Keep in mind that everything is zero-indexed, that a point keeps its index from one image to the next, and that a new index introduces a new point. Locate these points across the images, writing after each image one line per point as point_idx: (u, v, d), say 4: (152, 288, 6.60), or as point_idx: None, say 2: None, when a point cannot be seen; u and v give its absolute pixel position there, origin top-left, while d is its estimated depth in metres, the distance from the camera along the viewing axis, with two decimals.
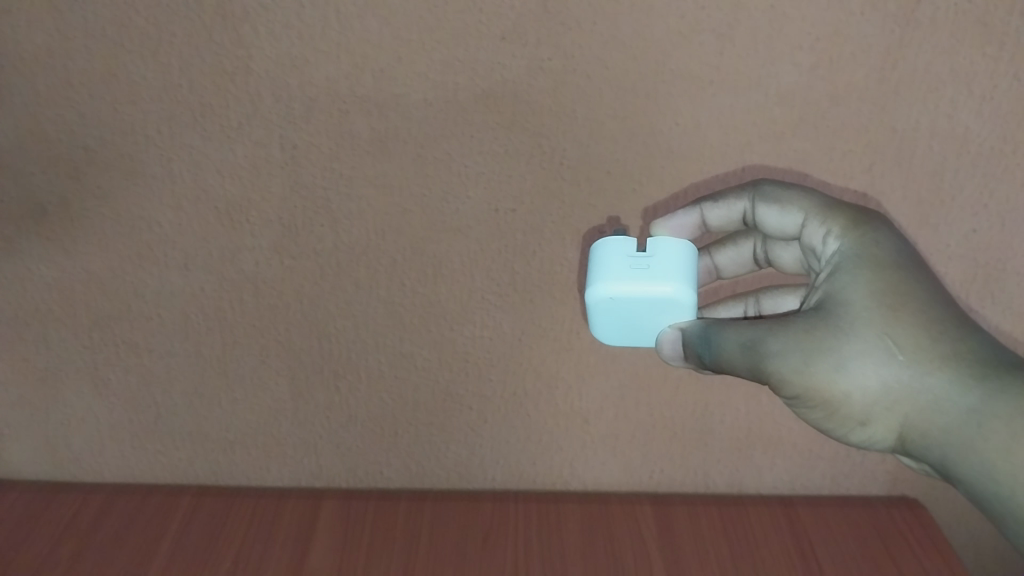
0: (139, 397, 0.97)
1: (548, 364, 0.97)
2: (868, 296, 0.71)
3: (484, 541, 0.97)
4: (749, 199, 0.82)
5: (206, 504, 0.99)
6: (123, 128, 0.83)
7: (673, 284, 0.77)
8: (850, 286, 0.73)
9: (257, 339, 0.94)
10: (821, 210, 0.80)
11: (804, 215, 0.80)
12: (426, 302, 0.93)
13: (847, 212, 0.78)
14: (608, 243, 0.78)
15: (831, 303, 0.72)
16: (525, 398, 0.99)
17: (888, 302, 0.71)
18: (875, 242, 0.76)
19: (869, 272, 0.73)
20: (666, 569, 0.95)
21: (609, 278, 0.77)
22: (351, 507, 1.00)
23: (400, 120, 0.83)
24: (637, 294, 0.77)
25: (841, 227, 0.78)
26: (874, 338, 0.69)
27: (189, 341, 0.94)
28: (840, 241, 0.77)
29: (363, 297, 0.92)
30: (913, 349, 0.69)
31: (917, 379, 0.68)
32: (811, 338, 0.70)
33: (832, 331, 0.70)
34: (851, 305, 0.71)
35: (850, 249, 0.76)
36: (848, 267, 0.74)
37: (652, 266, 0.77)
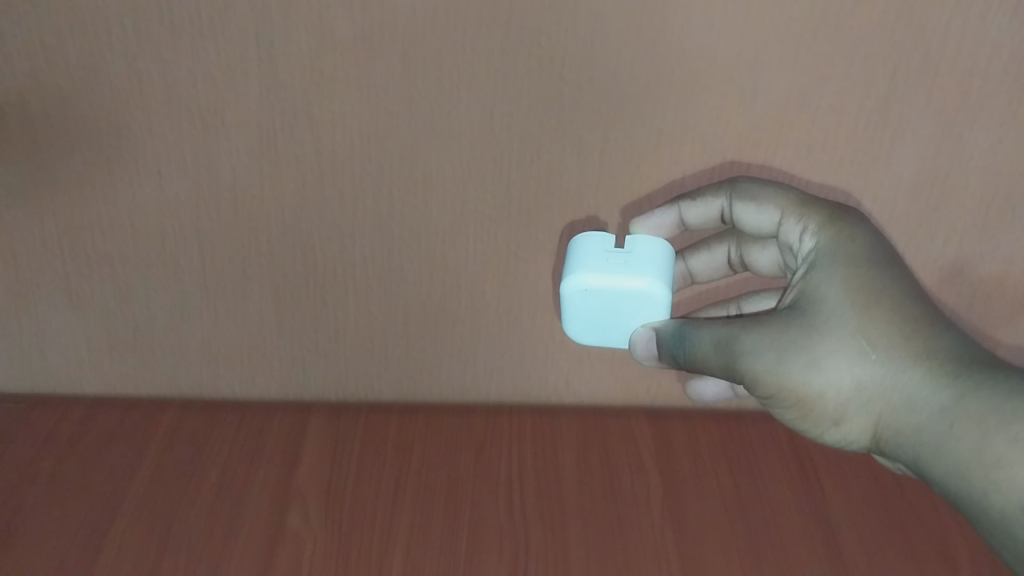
0: (116, 311, 0.93)
1: (545, 278, 0.92)
2: (841, 294, 0.72)
3: (477, 455, 0.96)
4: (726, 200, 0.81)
5: (191, 419, 0.98)
6: (81, 22, 0.75)
7: (647, 282, 0.78)
8: (824, 284, 0.73)
9: (237, 249, 0.89)
10: (798, 206, 0.79)
11: (781, 212, 0.80)
12: (414, 211, 0.87)
13: (826, 211, 0.78)
14: (586, 241, 0.80)
15: (805, 301, 0.73)
16: (521, 313, 0.94)
17: (862, 299, 0.71)
18: (851, 239, 0.76)
19: (844, 270, 0.73)
20: (662, 483, 0.94)
21: (586, 267, 0.79)
22: (342, 421, 0.99)
23: (386, 15, 0.75)
24: (612, 287, 0.79)
25: (820, 224, 0.78)
26: (845, 336, 0.69)
27: (166, 252, 0.89)
28: (816, 240, 0.78)
29: (348, 206, 0.87)
30: (886, 347, 0.69)
31: (890, 377, 0.68)
32: (782, 337, 0.71)
33: (806, 330, 0.70)
34: (824, 302, 0.72)
35: (826, 249, 0.76)
36: (824, 265, 0.75)
37: (629, 265, 0.79)
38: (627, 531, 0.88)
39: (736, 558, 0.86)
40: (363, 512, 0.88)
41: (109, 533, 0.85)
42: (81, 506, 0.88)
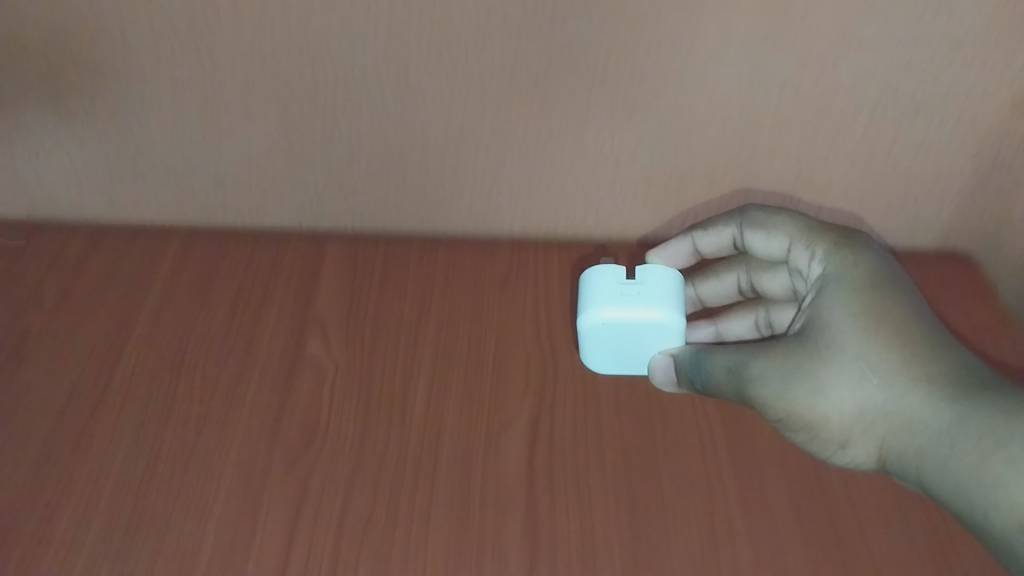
0: (107, 128, 0.81)
1: (579, 100, 0.76)
2: (848, 318, 0.66)
3: (500, 288, 0.88)
4: (734, 229, 0.78)
5: (199, 247, 0.91)
6: None
7: (660, 313, 0.72)
8: (828, 309, 0.68)
9: (231, 61, 0.74)
10: (805, 233, 0.74)
11: (790, 240, 0.75)
12: (435, 22, 0.70)
13: (839, 236, 0.73)
14: (600, 278, 0.73)
15: (811, 327, 0.68)
16: (558, 140, 0.80)
17: (873, 332, 0.65)
18: (855, 265, 0.70)
19: (850, 295, 0.68)
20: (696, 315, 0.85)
21: (599, 305, 0.73)
22: (358, 254, 0.90)
23: None
24: (628, 322, 0.72)
25: (829, 249, 0.72)
26: (854, 366, 0.64)
27: (154, 66, 0.75)
28: (824, 272, 0.72)
29: (355, 11, 0.70)
30: (897, 379, 0.64)
31: (900, 394, 0.63)
32: (784, 365, 0.66)
33: (810, 356, 0.65)
34: (830, 331, 0.66)
35: (837, 270, 0.70)
36: (833, 289, 0.69)
37: (642, 297, 0.72)
38: None
39: None
40: (383, 333, 0.81)
41: (121, 353, 0.78)
42: (87, 330, 0.80)
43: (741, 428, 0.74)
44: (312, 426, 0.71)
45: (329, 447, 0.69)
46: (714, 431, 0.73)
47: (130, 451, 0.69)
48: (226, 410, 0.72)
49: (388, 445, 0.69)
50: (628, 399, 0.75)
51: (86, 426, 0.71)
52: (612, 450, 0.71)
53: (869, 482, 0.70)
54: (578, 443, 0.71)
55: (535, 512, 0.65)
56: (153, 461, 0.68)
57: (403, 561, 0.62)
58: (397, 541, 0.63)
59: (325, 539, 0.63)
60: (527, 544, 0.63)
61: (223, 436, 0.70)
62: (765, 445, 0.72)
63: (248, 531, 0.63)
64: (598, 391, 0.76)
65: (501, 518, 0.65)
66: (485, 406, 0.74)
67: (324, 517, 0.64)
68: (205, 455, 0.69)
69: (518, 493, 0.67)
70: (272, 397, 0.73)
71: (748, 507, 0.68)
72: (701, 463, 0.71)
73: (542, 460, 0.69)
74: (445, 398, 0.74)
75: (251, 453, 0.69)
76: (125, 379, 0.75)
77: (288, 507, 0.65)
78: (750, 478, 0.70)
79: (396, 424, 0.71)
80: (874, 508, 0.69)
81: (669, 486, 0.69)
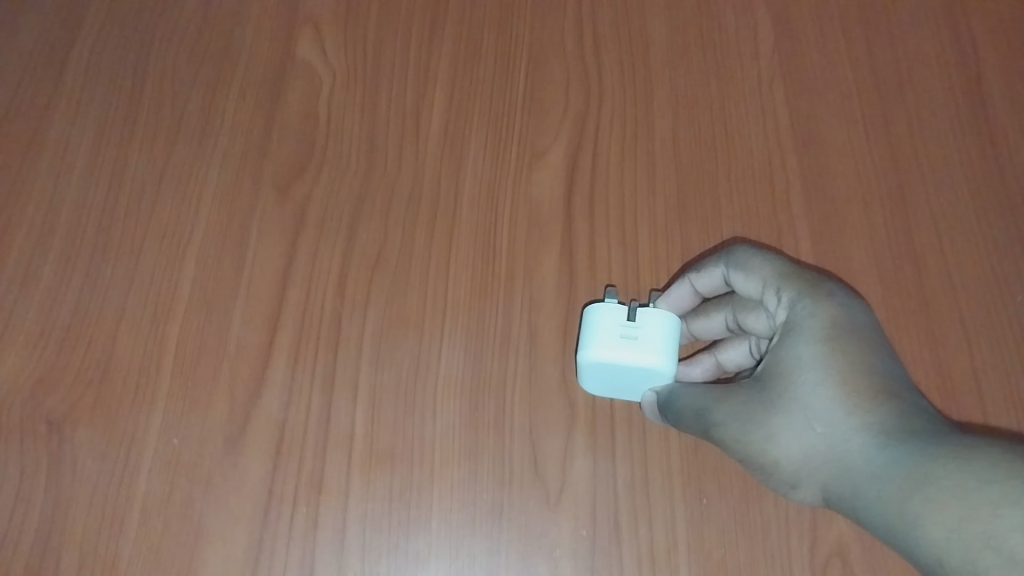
0: None
1: None
2: (823, 366, 0.38)
3: None
4: (724, 272, 0.45)
5: None
6: None
7: (662, 363, 0.44)
8: (790, 342, 0.40)
9: None
10: (793, 278, 0.42)
11: (768, 295, 0.43)
12: None
13: (810, 279, 0.42)
14: (593, 309, 0.46)
15: (770, 362, 0.40)
16: None
17: (844, 381, 0.37)
18: (845, 323, 0.39)
19: (836, 334, 0.39)
20: (778, 59, 0.63)
21: (602, 344, 0.45)
22: None
23: None
24: (633, 368, 0.45)
25: (797, 293, 0.41)
26: (805, 419, 0.38)
27: None
28: (778, 289, 0.42)
29: None
30: (853, 435, 0.37)
31: (849, 448, 0.37)
32: (744, 420, 0.40)
33: (756, 403, 0.39)
34: (794, 373, 0.39)
35: (803, 306, 0.41)
36: (786, 289, 0.42)
37: (642, 339, 0.45)
38: (736, 71, 0.62)
39: (864, 111, 0.61)
40: (392, 27, 0.61)
41: (78, 34, 0.59)
42: (19, 28, 0.58)
43: (823, 156, 0.59)
44: (308, 141, 0.56)
45: (328, 169, 0.54)
46: (790, 149, 0.59)
47: (94, 159, 0.54)
48: (206, 112, 0.56)
49: (400, 167, 0.55)
50: (692, 121, 0.59)
51: (38, 121, 0.55)
52: (665, 174, 0.57)
53: (974, 238, 0.57)
54: (629, 169, 0.56)
55: (575, 256, 0.53)
56: (122, 171, 0.54)
57: (421, 304, 0.50)
58: (414, 280, 0.51)
59: (328, 277, 0.51)
60: (564, 296, 0.51)
61: (203, 145, 0.55)
62: (851, 177, 0.58)
63: (236, 265, 0.51)
64: (652, 109, 0.59)
65: (533, 260, 0.52)
66: (516, 119, 0.58)
67: (325, 252, 0.51)
68: (183, 169, 0.54)
69: (554, 228, 0.54)
70: (261, 100, 0.57)
71: (820, 243, 0.55)
72: (771, 193, 0.57)
73: (583, 189, 0.55)
74: (465, 107, 0.58)
75: (235, 170, 0.54)
76: (83, 63, 0.58)
77: (285, 235, 0.52)
78: (833, 224, 0.56)
79: (409, 141, 0.56)
80: (979, 263, 0.56)
81: (727, 211, 0.56)
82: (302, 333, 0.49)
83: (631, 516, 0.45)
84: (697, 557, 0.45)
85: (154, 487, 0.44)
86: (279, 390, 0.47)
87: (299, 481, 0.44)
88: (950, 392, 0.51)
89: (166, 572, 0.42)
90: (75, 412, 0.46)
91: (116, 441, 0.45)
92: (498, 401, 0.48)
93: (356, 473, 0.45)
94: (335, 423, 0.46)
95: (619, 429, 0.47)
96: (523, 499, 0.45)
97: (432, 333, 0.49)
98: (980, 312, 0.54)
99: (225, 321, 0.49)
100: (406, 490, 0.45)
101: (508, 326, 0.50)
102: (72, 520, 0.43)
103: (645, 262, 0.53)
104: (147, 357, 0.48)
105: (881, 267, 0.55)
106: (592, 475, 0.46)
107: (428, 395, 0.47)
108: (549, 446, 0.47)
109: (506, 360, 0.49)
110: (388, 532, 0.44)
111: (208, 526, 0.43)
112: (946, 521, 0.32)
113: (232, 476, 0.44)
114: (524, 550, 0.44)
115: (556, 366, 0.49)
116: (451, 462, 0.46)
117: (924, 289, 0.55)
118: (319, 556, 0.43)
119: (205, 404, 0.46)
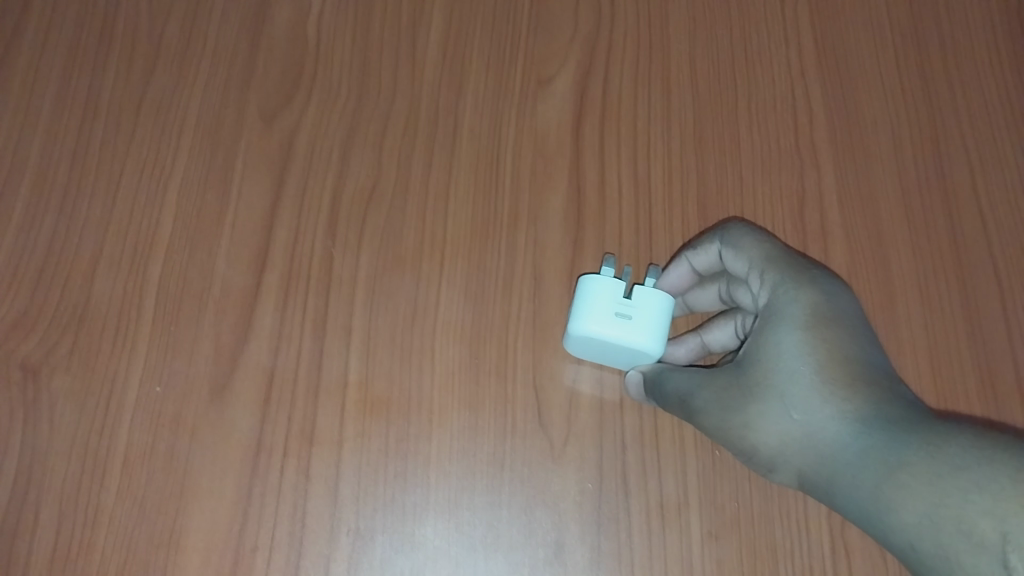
0: None
1: None
2: (802, 353, 0.36)
3: None
4: (718, 250, 0.43)
5: None
6: None
7: (652, 345, 0.42)
8: (771, 326, 0.38)
9: None
10: (780, 261, 0.40)
11: (757, 279, 0.40)
12: None
13: (794, 264, 0.39)
14: (589, 278, 0.43)
15: (750, 347, 0.38)
16: None
17: (823, 368, 0.35)
18: (826, 309, 0.37)
19: (818, 319, 0.37)
20: None
21: (593, 318, 0.42)
22: None
23: None
24: (621, 345, 0.43)
25: (779, 277, 0.39)
26: (783, 406, 0.36)
27: None
28: (760, 271, 0.40)
29: None
30: (829, 421, 0.35)
31: (826, 435, 0.35)
32: (723, 407, 0.38)
33: (736, 387, 0.38)
34: (772, 361, 0.37)
35: (785, 291, 0.38)
36: (767, 272, 0.40)
37: (635, 318, 0.42)
38: None
39: (895, 36, 0.57)
40: None
41: None
42: None
43: (850, 85, 0.55)
44: (295, 68, 0.51)
45: (317, 98, 0.50)
46: (815, 76, 0.55)
47: (68, 86, 0.50)
48: (187, 36, 0.52)
49: (395, 96, 0.51)
50: (710, 47, 0.55)
51: (6, 44, 0.51)
52: (680, 104, 0.53)
53: (1009, 174, 0.53)
54: (642, 98, 0.52)
55: (583, 193, 0.49)
56: (98, 99, 0.50)
57: (418, 245, 0.47)
58: (411, 218, 0.48)
59: (319, 215, 0.47)
60: (570, 236, 0.48)
61: (183, 71, 0.51)
62: (880, 108, 0.54)
63: (220, 201, 0.47)
64: (667, 32, 0.55)
65: (538, 197, 0.49)
66: (520, 43, 0.53)
67: (315, 188, 0.48)
68: (163, 98, 0.50)
69: (560, 163, 0.50)
70: (246, 22, 0.53)
71: (845, 179, 0.52)
72: (794, 125, 0.53)
73: (592, 120, 0.51)
74: (464, 30, 0.54)
75: (219, 99, 0.50)
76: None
77: (273, 170, 0.48)
78: (859, 158, 0.52)
79: (404, 68, 0.52)
80: (1014, 203, 0.52)
81: (746, 144, 0.52)
82: (291, 275, 0.46)
83: (640, 470, 0.43)
84: (708, 512, 0.42)
85: (137, 438, 0.41)
86: (268, 336, 0.44)
87: (289, 432, 0.42)
88: (979, 340, 0.48)
89: (151, 527, 0.40)
90: (52, 359, 0.43)
91: (95, 390, 0.42)
92: (501, 348, 0.45)
93: (350, 425, 0.42)
94: (327, 371, 0.43)
95: (627, 379, 0.45)
96: (526, 451, 0.43)
97: (430, 276, 0.46)
98: (1012, 256, 0.51)
99: (210, 262, 0.46)
100: (403, 442, 0.42)
101: (511, 268, 0.47)
102: (51, 474, 0.40)
103: (657, 201, 0.49)
104: (126, 300, 0.44)
105: (909, 205, 0.52)
106: (598, 426, 0.44)
107: (426, 342, 0.45)
108: (553, 396, 0.44)
109: (509, 304, 0.46)
110: (383, 485, 0.41)
111: (194, 479, 0.41)
112: (919, 506, 0.30)
113: (219, 427, 0.42)
114: (527, 505, 0.42)
115: (561, 311, 0.46)
116: (451, 412, 0.43)
117: (954, 230, 0.51)
118: (311, 510, 0.41)
119: (189, 350, 0.43)
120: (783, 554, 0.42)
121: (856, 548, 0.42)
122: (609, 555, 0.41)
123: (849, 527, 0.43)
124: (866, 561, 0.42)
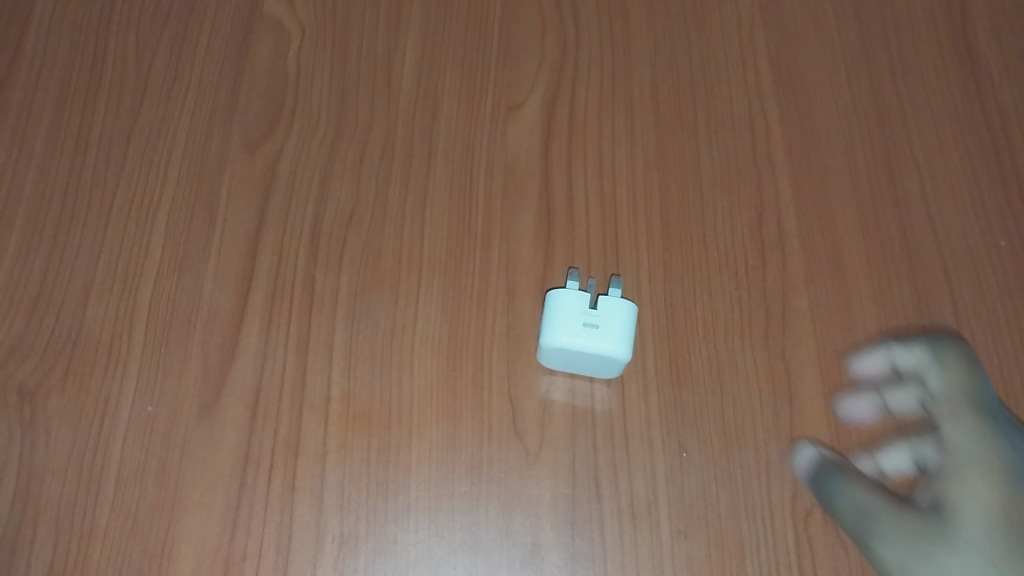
0: None
1: None
2: (987, 503, 0.44)
3: None
4: (925, 354, 0.49)
5: None
6: None
7: (621, 351, 0.45)
8: (962, 484, 0.45)
9: None
10: (960, 402, 0.47)
11: (932, 408, 0.47)
12: None
13: (955, 401, 0.47)
14: (556, 294, 0.46)
15: (932, 494, 0.45)
16: None
17: (1009, 526, 0.44)
18: (1004, 453, 0.46)
19: (1004, 475, 0.45)
20: (758, 6, 0.61)
21: (564, 329, 0.45)
22: None
23: None
24: (592, 354, 0.45)
25: (953, 415, 0.47)
26: (1007, 558, 0.43)
27: None
28: (948, 405, 0.47)
29: None
30: None
31: None
32: (942, 544, 0.43)
33: (936, 530, 0.43)
34: (961, 505, 0.44)
35: (981, 438, 0.46)
36: (959, 412, 0.47)
37: (602, 326, 0.45)
38: (715, 17, 0.60)
39: (847, 56, 0.60)
40: None
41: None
42: None
43: (804, 103, 0.58)
44: (276, 100, 0.54)
45: (297, 128, 0.53)
46: (771, 96, 0.58)
47: (59, 122, 0.52)
48: (173, 72, 0.55)
49: (371, 124, 0.54)
50: (670, 70, 0.58)
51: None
52: (643, 125, 0.55)
53: (957, 183, 0.56)
54: (606, 121, 0.55)
55: (552, 211, 0.52)
56: (88, 134, 0.52)
57: (395, 264, 0.49)
58: (388, 239, 0.50)
59: (301, 239, 0.50)
60: (541, 252, 0.50)
61: (170, 107, 0.53)
62: (834, 124, 0.57)
63: (207, 228, 0.50)
64: (630, 57, 0.58)
65: (509, 216, 0.51)
66: (490, 71, 0.56)
67: (296, 213, 0.50)
68: (151, 131, 0.52)
69: (530, 183, 0.53)
70: (229, 58, 0.55)
71: (801, 191, 0.54)
72: (751, 141, 0.56)
73: (559, 141, 0.54)
74: (436, 60, 0.56)
75: (204, 131, 0.53)
76: (45, 24, 0.56)
77: (256, 198, 0.51)
78: (814, 171, 0.55)
79: (379, 98, 0.55)
80: (962, 210, 0.55)
81: (706, 160, 0.55)
82: (275, 296, 0.48)
83: (611, 472, 0.45)
84: (677, 511, 0.44)
85: (129, 455, 0.43)
86: (253, 355, 0.46)
87: (275, 446, 0.44)
88: (932, 339, 0.50)
89: (144, 540, 0.42)
90: (47, 382, 0.45)
91: (89, 411, 0.44)
92: (476, 360, 0.47)
93: (332, 437, 0.45)
94: (310, 387, 0.46)
95: (597, 386, 0.47)
96: (502, 458, 0.45)
97: (407, 293, 0.49)
98: (962, 260, 0.53)
99: (197, 286, 0.48)
100: (384, 452, 0.44)
101: (485, 285, 0.49)
102: (47, 492, 0.42)
103: (623, 218, 0.52)
104: (118, 324, 0.47)
105: (864, 214, 0.54)
106: (571, 431, 0.46)
107: (405, 356, 0.47)
108: (527, 404, 0.46)
109: (484, 318, 0.48)
110: (365, 494, 0.43)
111: (185, 495, 0.43)
112: None
113: (207, 443, 0.44)
114: (504, 509, 0.44)
115: (534, 324, 0.48)
116: (429, 422, 0.45)
117: (907, 236, 0.54)
118: (297, 519, 0.43)
119: (178, 370, 0.46)
120: (749, 549, 0.44)
121: (819, 542, 0.44)
122: (582, 554, 0.43)
123: (812, 522, 0.45)
124: (829, 555, 0.44)
